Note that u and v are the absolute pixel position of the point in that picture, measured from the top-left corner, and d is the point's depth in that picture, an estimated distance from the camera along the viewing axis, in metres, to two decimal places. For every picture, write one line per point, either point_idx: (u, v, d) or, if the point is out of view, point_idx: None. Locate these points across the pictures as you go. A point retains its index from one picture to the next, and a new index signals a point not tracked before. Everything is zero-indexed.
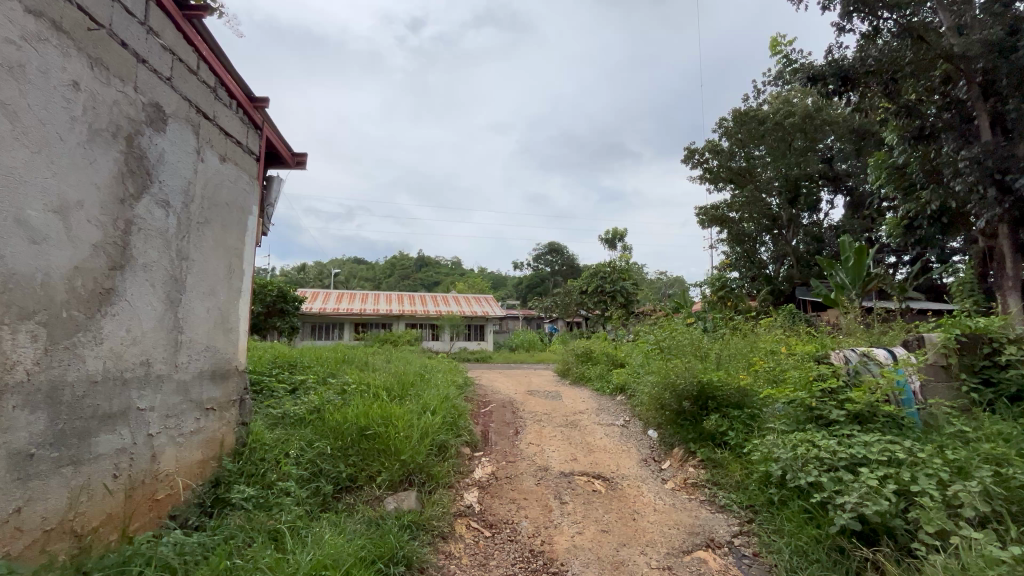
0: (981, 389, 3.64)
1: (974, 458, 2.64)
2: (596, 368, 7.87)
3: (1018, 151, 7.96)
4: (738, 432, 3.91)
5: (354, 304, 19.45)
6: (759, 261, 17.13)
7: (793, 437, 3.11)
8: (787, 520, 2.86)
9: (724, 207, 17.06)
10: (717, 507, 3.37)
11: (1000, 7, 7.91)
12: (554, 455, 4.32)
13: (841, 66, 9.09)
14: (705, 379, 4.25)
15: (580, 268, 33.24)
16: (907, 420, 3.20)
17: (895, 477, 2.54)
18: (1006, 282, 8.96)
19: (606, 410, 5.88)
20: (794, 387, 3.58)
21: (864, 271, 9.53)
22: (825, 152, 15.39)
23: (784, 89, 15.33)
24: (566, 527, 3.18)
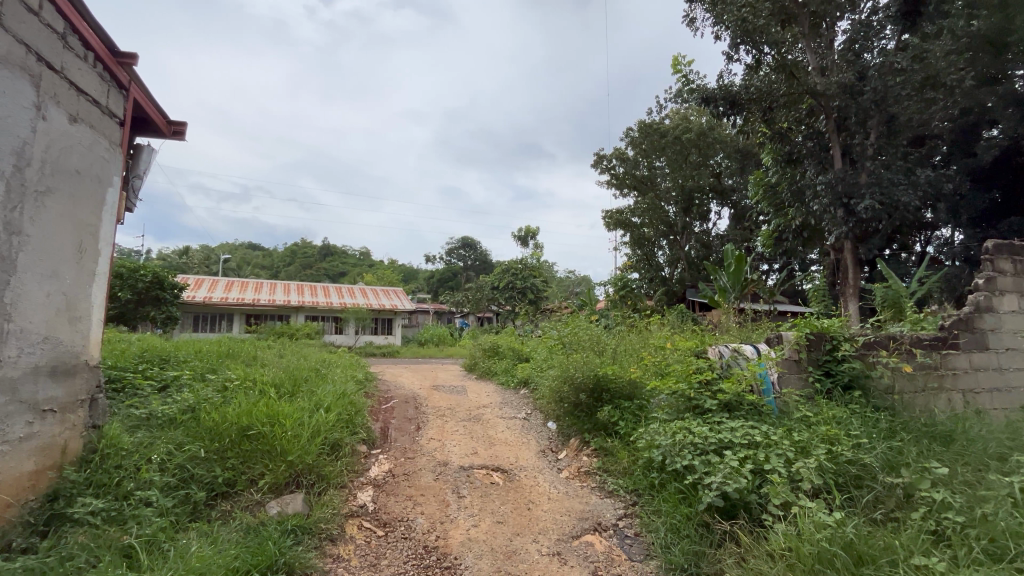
0: (823, 379, 4.19)
1: (814, 438, 3.06)
2: (503, 363, 8.01)
3: (860, 180, 9.42)
4: (627, 422, 4.18)
5: (246, 294, 17.82)
6: (656, 264, 18.53)
7: (673, 425, 3.40)
8: (664, 501, 3.12)
9: (628, 211, 18.26)
10: (606, 493, 3.58)
11: (852, 56, 9.29)
12: (456, 449, 4.31)
13: (729, 91, 10.07)
14: (601, 373, 4.50)
15: (492, 263, 33.55)
16: (766, 407, 3.66)
17: (753, 458, 2.89)
18: (848, 290, 10.52)
19: (510, 403, 6.01)
20: (676, 378, 3.93)
21: (742, 276, 10.71)
22: (715, 167, 16.85)
23: (683, 107, 16.67)
24: (463, 520, 3.18)
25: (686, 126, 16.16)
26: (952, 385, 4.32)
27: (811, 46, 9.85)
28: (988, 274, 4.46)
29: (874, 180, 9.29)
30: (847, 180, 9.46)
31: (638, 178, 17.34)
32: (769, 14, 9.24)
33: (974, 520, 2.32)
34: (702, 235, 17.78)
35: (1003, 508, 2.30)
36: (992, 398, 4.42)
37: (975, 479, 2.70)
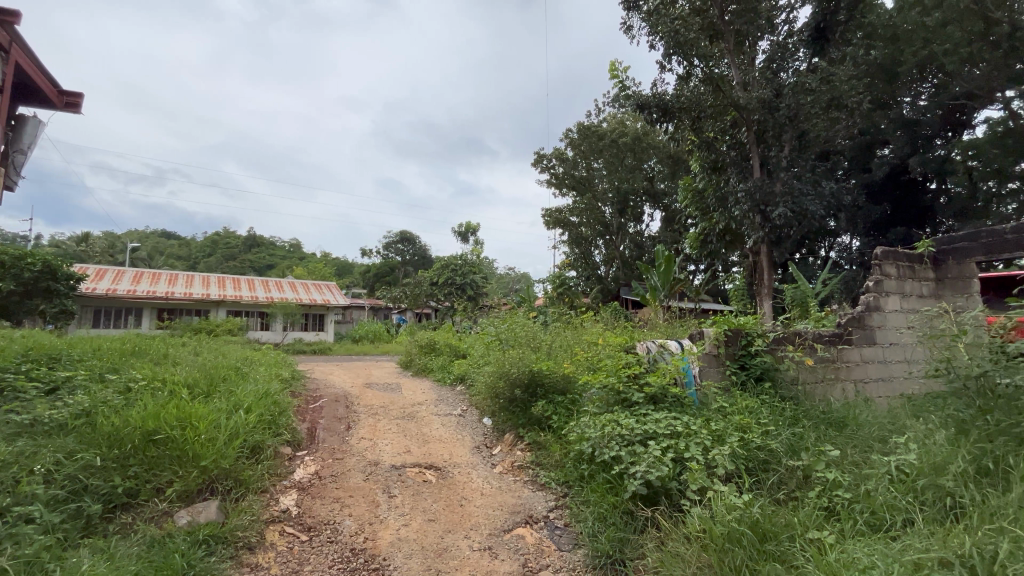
0: (739, 372, 4.53)
1: (729, 426, 3.28)
2: (439, 360, 7.93)
3: (776, 189, 10.25)
4: (560, 416, 4.28)
5: (158, 286, 16.33)
6: (593, 262, 19.12)
7: (602, 418, 3.53)
8: (593, 492, 3.22)
9: (566, 211, 18.75)
10: (538, 486, 3.65)
11: (770, 73, 9.98)
12: (388, 448, 4.21)
13: (661, 99, 10.43)
14: (535, 369, 4.59)
15: (431, 259, 33.04)
16: (687, 399, 3.87)
17: (674, 447, 3.05)
18: (764, 290, 11.29)
19: (445, 400, 5.95)
20: (607, 373, 4.08)
21: (671, 276, 11.27)
22: (648, 171, 17.63)
23: (620, 112, 17.31)
24: (392, 520, 3.11)
25: (622, 130, 16.80)
26: (846, 376, 4.82)
27: (736, 62, 10.49)
28: (876, 277, 4.99)
29: (787, 190, 10.15)
30: (764, 188, 10.26)
31: (576, 179, 17.89)
32: (698, 29, 10.09)
33: (859, 495, 2.60)
34: (636, 236, 18.57)
35: (882, 483, 2.60)
36: (878, 386, 4.97)
37: (860, 459, 3.02)
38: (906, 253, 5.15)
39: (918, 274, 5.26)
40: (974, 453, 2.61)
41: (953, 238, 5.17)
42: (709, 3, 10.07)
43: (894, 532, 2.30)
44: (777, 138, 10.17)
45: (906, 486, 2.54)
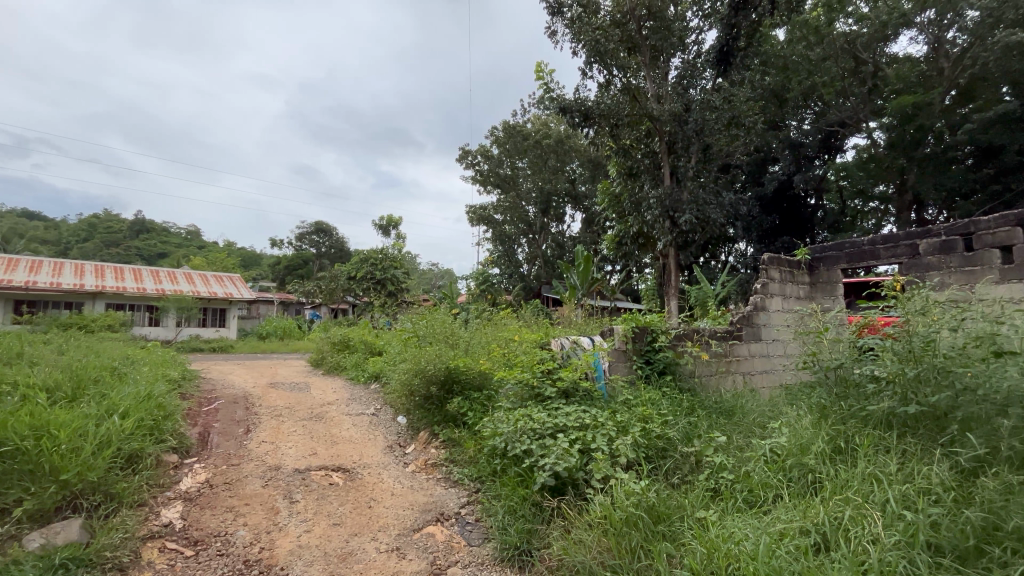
0: (645, 366, 4.84)
1: (632, 417, 3.48)
2: (353, 357, 7.65)
3: (683, 197, 11.07)
4: (475, 412, 4.29)
5: (16, 274, 14.04)
6: (516, 260, 19.41)
7: (515, 413, 3.60)
8: (504, 485, 3.27)
9: (490, 208, 18.94)
10: (451, 483, 3.64)
11: (681, 89, 10.73)
12: (291, 452, 3.96)
13: (583, 104, 11.03)
14: (451, 365, 4.57)
15: (349, 252, 31.65)
16: (597, 392, 4.07)
17: (582, 439, 3.19)
18: (670, 290, 12.08)
19: (358, 399, 5.76)
20: (522, 369, 4.16)
21: (589, 276, 11.75)
22: (570, 173, 18.22)
23: (544, 113, 17.72)
24: (293, 527, 2.94)
25: (546, 131, 17.22)
26: (736, 368, 5.33)
27: (651, 75, 11.13)
28: (763, 280, 5.57)
29: (693, 199, 10.99)
30: (673, 196, 11.03)
31: (501, 176, 18.25)
32: (617, 41, 10.65)
33: (740, 476, 2.88)
34: (557, 235, 19.13)
35: (759, 464, 2.90)
36: (762, 378, 5.56)
37: (743, 444, 3.35)
38: (787, 259, 5.79)
39: (797, 278, 5.93)
40: (831, 435, 3.00)
41: (824, 247, 5.93)
42: (628, 17, 10.75)
43: (765, 507, 2.58)
44: (686, 150, 10.98)
45: (778, 465, 2.86)
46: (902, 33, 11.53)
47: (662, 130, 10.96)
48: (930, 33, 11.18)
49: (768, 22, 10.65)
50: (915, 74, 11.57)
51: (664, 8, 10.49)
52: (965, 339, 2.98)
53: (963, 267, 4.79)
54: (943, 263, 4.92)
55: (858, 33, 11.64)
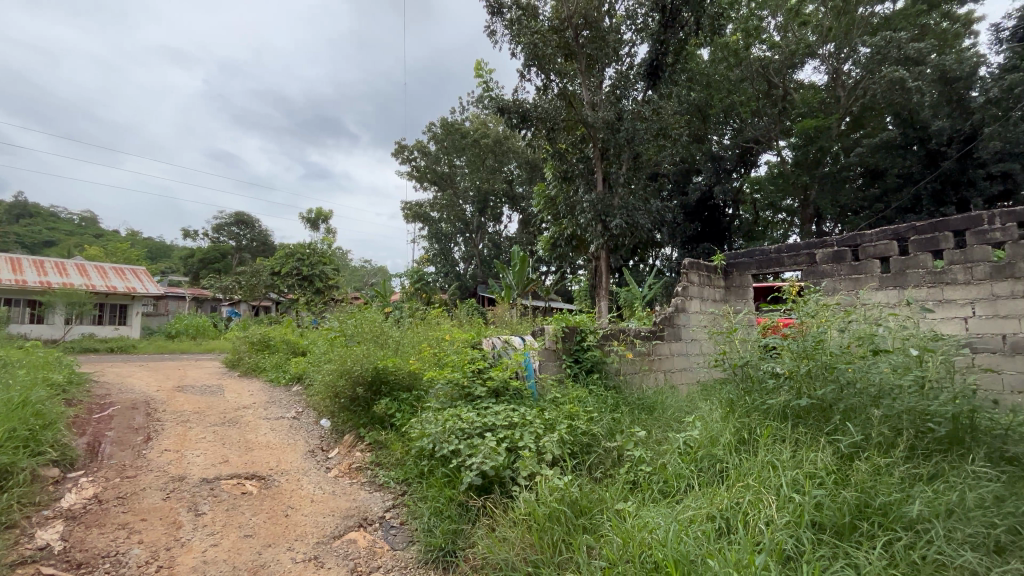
0: (573, 365, 4.98)
1: (559, 415, 3.55)
2: (274, 358, 7.23)
3: (614, 202, 11.51)
4: (403, 413, 4.20)
5: None
6: (452, 259, 19.27)
7: (444, 413, 3.57)
8: (430, 487, 3.23)
9: (426, 205, 18.65)
10: (376, 487, 3.54)
11: (615, 98, 11.14)
12: (198, 460, 3.66)
13: (521, 106, 11.22)
14: (379, 365, 4.44)
15: (273, 246, 29.81)
16: (526, 391, 4.12)
17: (510, 438, 3.23)
18: (601, 291, 12.47)
19: (277, 402, 5.46)
20: (453, 369, 4.14)
21: (524, 276, 11.89)
22: (508, 174, 18.38)
23: (483, 113, 17.75)
24: (198, 541, 2.72)
25: (485, 131, 17.25)
26: (657, 366, 5.64)
27: (586, 82, 11.48)
28: (683, 283, 5.93)
29: (623, 204, 11.47)
30: (605, 201, 11.44)
31: (438, 174, 18.02)
32: (555, 47, 11.03)
33: (657, 467, 3.05)
34: (493, 235, 19.22)
35: (674, 456, 3.08)
36: (681, 375, 5.91)
37: (660, 438, 3.54)
38: (704, 263, 6.21)
39: (713, 282, 6.38)
40: (737, 427, 3.24)
41: (737, 254, 6.42)
42: (566, 24, 11.04)
43: (677, 497, 2.75)
44: (617, 156, 11.43)
45: (690, 456, 3.06)
46: (807, 62, 12.73)
47: (596, 136, 11.35)
48: (830, 64, 12.43)
49: (694, 41, 11.35)
50: (817, 100, 12.84)
51: (600, 19, 10.86)
52: (850, 339, 3.37)
53: (850, 275, 5.38)
54: (835, 271, 5.50)
55: (771, 58, 12.74)
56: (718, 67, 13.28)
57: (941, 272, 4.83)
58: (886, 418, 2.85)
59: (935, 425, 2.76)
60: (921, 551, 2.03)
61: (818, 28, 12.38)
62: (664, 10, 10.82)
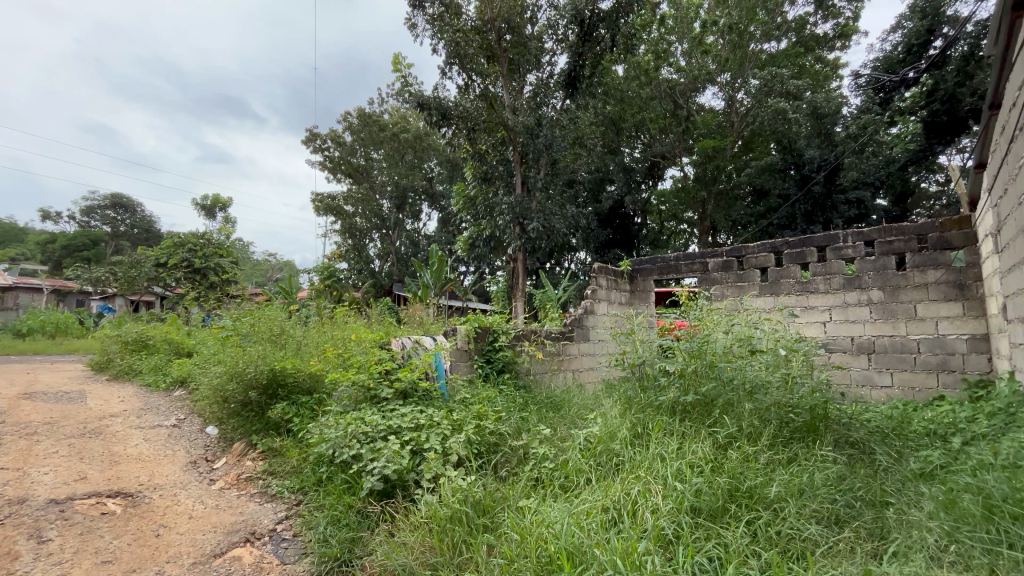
0: (485, 365, 5.02)
1: (468, 416, 3.54)
2: (154, 359, 6.47)
3: (532, 206, 11.77)
4: (302, 418, 3.95)
5: None
6: (367, 256, 18.59)
7: (346, 417, 3.41)
8: (328, 495, 3.08)
9: (339, 198, 17.68)
10: (267, 498, 3.29)
11: (534, 104, 11.39)
12: (45, 479, 3.15)
13: (441, 104, 11.16)
14: (276, 368, 4.14)
15: (160, 234, 26.69)
16: (436, 392, 4.06)
17: (416, 441, 3.18)
18: (518, 293, 12.64)
19: (154, 409, 4.88)
20: (358, 370, 3.97)
21: (442, 277, 11.73)
22: (428, 171, 18.10)
23: (403, 107, 17.32)
24: (40, 573, 2.34)
25: (405, 126, 16.85)
26: (567, 366, 5.86)
27: (508, 86, 11.65)
28: (592, 287, 6.23)
29: (541, 209, 11.75)
30: (523, 204, 11.65)
31: (353, 166, 17.22)
32: (477, 47, 11.08)
33: (558, 464, 3.15)
34: (411, 233, 18.80)
35: (575, 452, 3.20)
36: (587, 374, 6.18)
37: (563, 435, 3.67)
38: (611, 267, 6.55)
39: (619, 285, 6.75)
40: (633, 421, 3.43)
41: (641, 260, 6.86)
42: (489, 26, 11.14)
43: (574, 491, 2.87)
44: (536, 161, 11.69)
45: (590, 451, 3.21)
46: (708, 87, 13.94)
47: (516, 140, 11.54)
48: (726, 91, 13.83)
49: (608, 56, 11.73)
50: (715, 123, 14.11)
51: (522, 25, 11.07)
52: (732, 340, 3.75)
53: (736, 283, 6.00)
54: (723, 279, 6.10)
55: (677, 80, 13.77)
56: (631, 83, 14.15)
57: (807, 282, 5.53)
58: (755, 410, 3.21)
59: (794, 416, 3.17)
60: (776, 527, 2.32)
61: (716, 57, 13.62)
62: (583, 23, 10.92)
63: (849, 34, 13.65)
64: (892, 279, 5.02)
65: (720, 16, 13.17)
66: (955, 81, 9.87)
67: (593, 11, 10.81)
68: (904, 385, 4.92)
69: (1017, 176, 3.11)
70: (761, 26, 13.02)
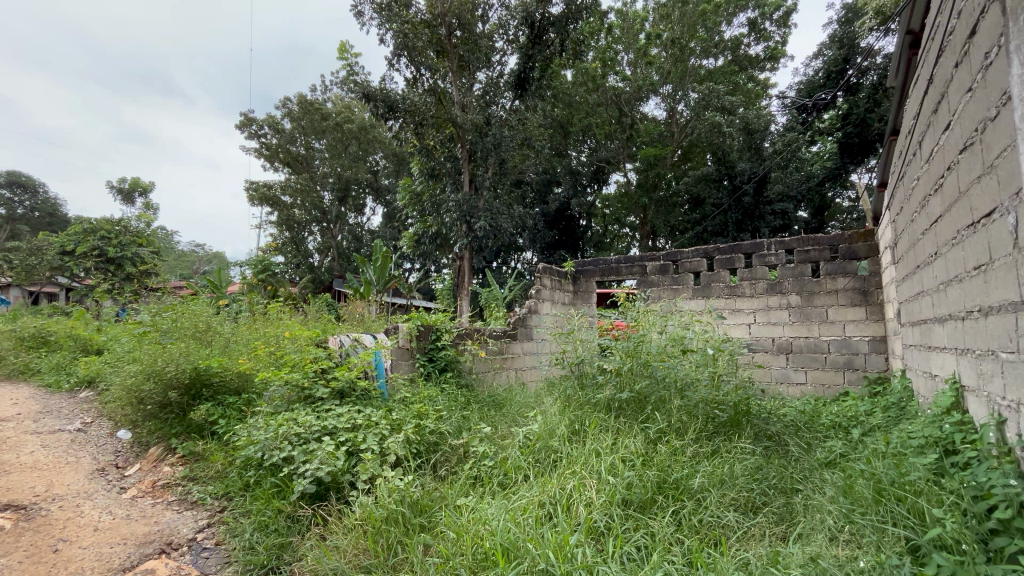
0: (427, 364, 4.96)
1: (407, 415, 3.49)
2: (55, 358, 5.84)
3: (479, 205, 11.74)
4: (228, 419, 3.72)
5: None
6: (305, 250, 17.79)
7: (277, 418, 3.26)
8: (256, 500, 2.94)
9: (276, 188, 16.76)
10: (187, 505, 3.07)
11: (484, 103, 11.36)
12: None
13: (388, 96, 10.89)
14: (200, 366, 3.88)
15: (67, 220, 24.13)
16: (375, 392, 3.96)
17: (353, 441, 3.10)
18: (463, 291, 12.60)
19: (54, 413, 4.41)
20: (291, 369, 3.80)
21: (386, 273, 11.44)
22: (372, 164, 17.58)
23: (348, 97, 16.73)
24: None
25: (349, 116, 16.28)
26: (509, 365, 5.91)
27: (457, 82, 11.59)
28: (537, 287, 6.32)
29: (488, 208, 11.75)
30: (470, 203, 11.61)
31: (292, 155, 16.41)
32: (426, 41, 10.93)
33: (498, 462, 3.17)
34: (353, 228, 18.19)
35: (514, 449, 3.24)
36: (529, 372, 6.26)
37: (504, 433, 3.70)
38: (555, 268, 6.68)
39: (562, 286, 6.88)
40: (571, 418, 3.53)
41: (584, 262, 7.04)
42: (439, 20, 11.03)
43: (513, 488, 2.89)
44: (484, 160, 11.68)
45: (530, 448, 3.25)
46: (651, 97, 14.53)
47: (464, 137, 11.48)
48: (667, 103, 14.45)
49: (557, 60, 11.88)
50: (657, 132, 14.75)
51: (473, 22, 11.00)
52: (666, 340, 3.96)
53: (671, 286, 6.33)
54: (660, 281, 6.41)
55: (622, 89, 14.27)
56: (579, 89, 14.52)
57: (735, 286, 5.91)
58: (683, 406, 3.41)
59: (720, 412, 3.40)
60: (699, 516, 2.47)
61: (659, 69, 14.23)
62: (533, 25, 11.00)
63: (778, 57, 14.72)
64: (808, 285, 5.47)
65: (664, 30, 13.79)
66: (865, 107, 11.10)
67: (544, 14, 10.92)
68: (816, 382, 5.39)
69: (911, 196, 3.48)
70: (701, 42, 13.74)
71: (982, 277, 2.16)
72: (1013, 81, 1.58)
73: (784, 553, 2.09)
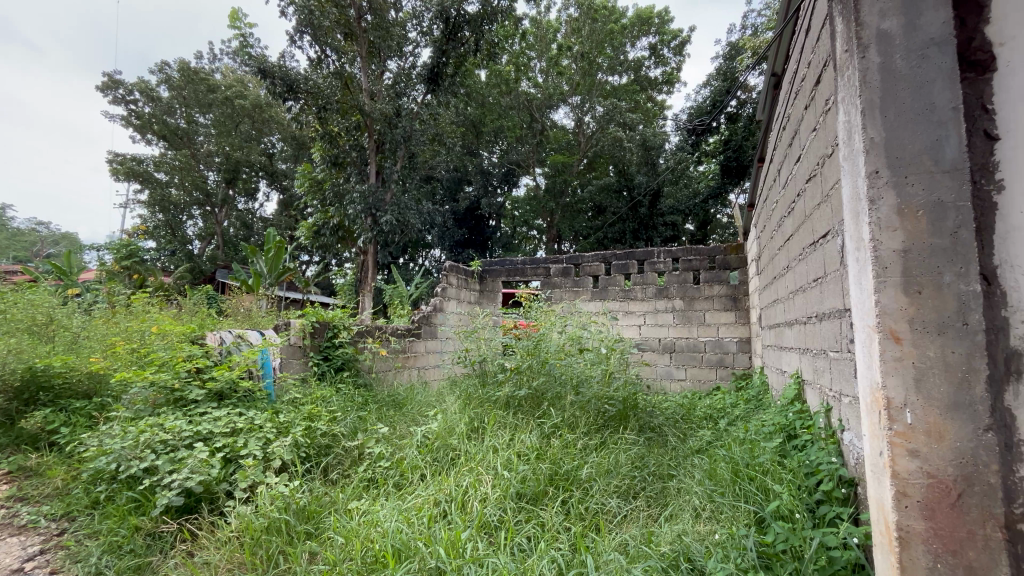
0: (321, 362, 4.69)
1: (297, 417, 3.28)
2: None
3: (386, 198, 11.30)
4: (73, 427, 3.21)
5: None
6: (183, 235, 15.85)
7: (138, 424, 2.88)
8: (106, 519, 2.56)
9: (148, 163, 14.72)
10: (11, 531, 2.54)
11: (393, 93, 11.01)
12: None
13: (288, 74, 10.12)
14: (36, 367, 3.31)
15: None
16: (261, 393, 3.65)
17: (231, 446, 2.85)
18: (365, 287, 12.05)
19: None
20: (158, 368, 3.37)
21: (279, 265, 10.57)
22: (268, 146, 16.18)
23: (241, 71, 15.29)
24: None
25: (241, 91, 14.84)
26: (412, 363, 5.78)
27: (366, 68, 11.12)
28: (442, 285, 6.28)
29: (395, 201, 11.33)
30: (376, 195, 11.12)
31: (170, 127, 14.55)
32: (333, 21, 10.36)
33: (395, 462, 3.09)
34: (242, 214, 16.59)
35: (412, 449, 3.18)
36: (432, 371, 6.18)
37: (402, 432, 3.62)
38: (461, 267, 6.67)
39: (469, 285, 6.90)
40: (470, 416, 3.56)
41: (490, 262, 7.13)
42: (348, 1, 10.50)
43: (409, 487, 2.84)
44: (393, 152, 11.29)
45: (429, 447, 3.21)
46: (561, 106, 15.15)
47: (372, 126, 11.03)
48: (575, 113, 15.17)
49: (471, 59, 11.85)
50: (565, 140, 15.42)
51: (385, 8, 10.61)
52: (565, 339, 4.16)
53: (572, 288, 6.66)
54: (562, 283, 6.72)
55: (534, 94, 14.71)
56: (492, 90, 14.70)
57: (628, 290, 6.38)
58: (577, 401, 3.61)
59: (609, 406, 3.65)
60: (585, 503, 2.63)
61: (569, 80, 14.86)
62: (448, 21, 10.81)
63: (672, 82, 16.11)
64: (690, 290, 6.07)
65: (574, 43, 14.43)
66: (742, 135, 12.52)
67: (459, 11, 10.77)
68: (694, 378, 5.99)
69: (772, 215, 4.00)
70: (607, 60, 14.64)
71: (818, 287, 2.56)
72: (839, 126, 1.88)
73: (656, 532, 2.31)
